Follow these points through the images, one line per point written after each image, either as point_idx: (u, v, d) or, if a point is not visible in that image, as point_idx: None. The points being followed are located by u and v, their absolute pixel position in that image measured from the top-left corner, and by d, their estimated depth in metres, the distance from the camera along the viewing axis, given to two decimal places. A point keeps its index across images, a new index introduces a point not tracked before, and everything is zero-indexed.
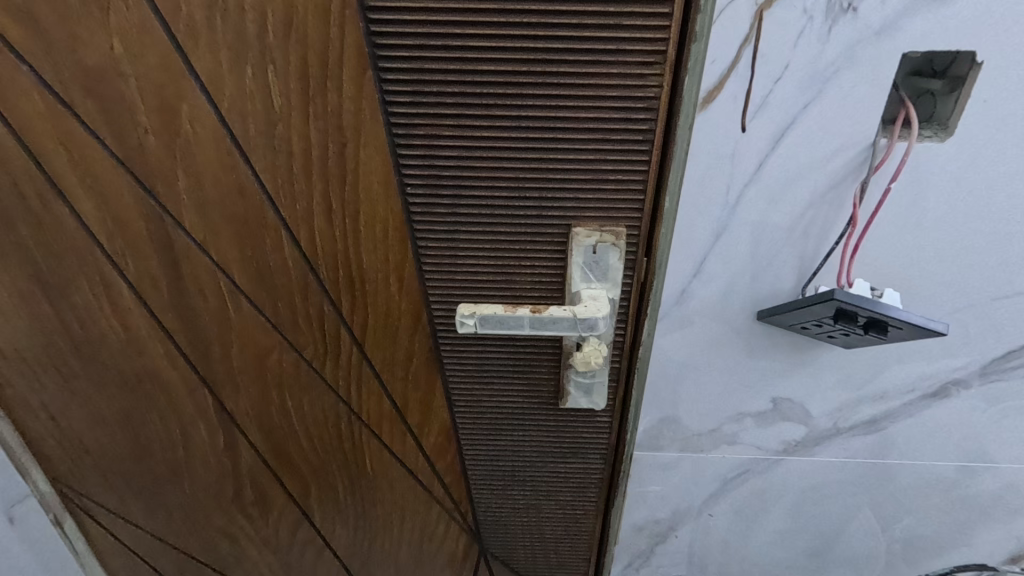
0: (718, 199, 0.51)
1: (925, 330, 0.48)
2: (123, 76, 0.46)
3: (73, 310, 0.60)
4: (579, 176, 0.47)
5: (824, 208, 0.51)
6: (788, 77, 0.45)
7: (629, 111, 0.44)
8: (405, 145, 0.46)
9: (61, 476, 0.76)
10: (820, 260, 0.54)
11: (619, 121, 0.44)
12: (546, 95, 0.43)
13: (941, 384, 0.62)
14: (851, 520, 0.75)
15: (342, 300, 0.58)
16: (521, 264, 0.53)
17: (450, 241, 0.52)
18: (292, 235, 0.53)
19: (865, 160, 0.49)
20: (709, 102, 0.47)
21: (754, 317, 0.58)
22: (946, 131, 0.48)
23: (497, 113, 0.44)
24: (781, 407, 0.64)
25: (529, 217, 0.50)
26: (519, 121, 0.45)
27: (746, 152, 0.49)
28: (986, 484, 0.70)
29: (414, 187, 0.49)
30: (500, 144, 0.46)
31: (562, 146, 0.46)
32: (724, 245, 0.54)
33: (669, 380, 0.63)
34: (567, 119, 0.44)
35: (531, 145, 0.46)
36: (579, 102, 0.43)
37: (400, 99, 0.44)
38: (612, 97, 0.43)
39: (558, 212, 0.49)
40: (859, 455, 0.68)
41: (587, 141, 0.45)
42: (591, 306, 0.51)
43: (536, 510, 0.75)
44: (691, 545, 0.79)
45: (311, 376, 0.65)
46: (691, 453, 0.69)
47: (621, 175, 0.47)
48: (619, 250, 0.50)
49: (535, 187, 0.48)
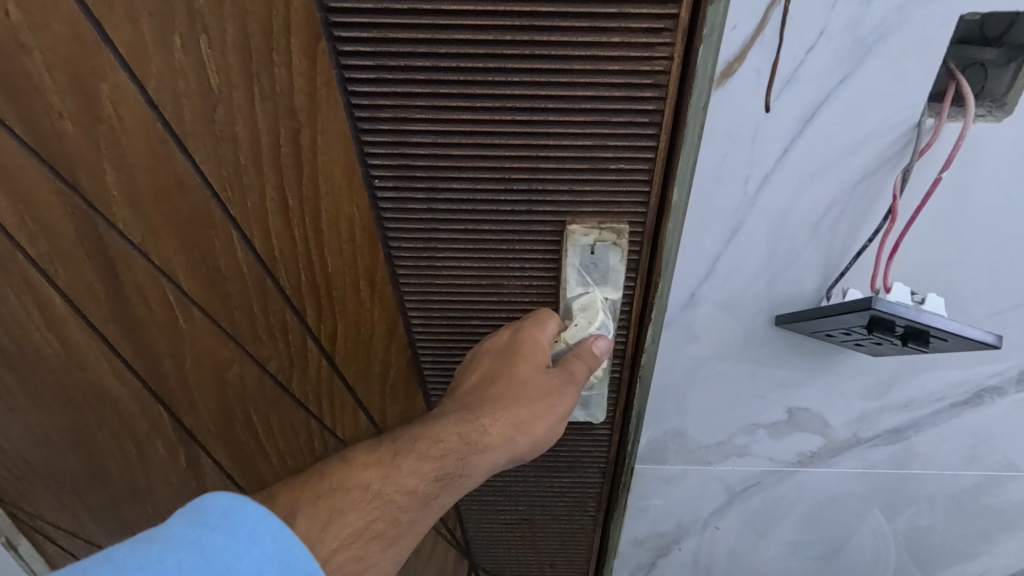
0: (737, 189, 0.44)
1: (974, 343, 0.42)
2: (25, 48, 0.38)
3: (1, 323, 0.53)
4: (575, 166, 0.40)
5: (857, 199, 0.44)
6: (823, 45, 0.38)
7: (633, 88, 0.37)
8: (370, 131, 0.39)
9: (11, 495, 0.70)
10: (850, 260, 0.47)
11: (622, 100, 0.37)
12: (532, 70, 0.36)
13: (974, 392, 0.56)
14: (867, 530, 0.70)
15: (308, 310, 0.51)
16: (509, 267, 0.47)
17: (427, 241, 0.45)
18: (245, 237, 0.46)
19: (908, 143, 0.42)
20: (726, 77, 0.39)
21: (771, 322, 0.51)
22: (1004, 109, 0.41)
23: (476, 92, 0.37)
24: (796, 419, 0.58)
25: (518, 214, 0.43)
26: (503, 100, 0.37)
27: (768, 137, 0.42)
28: (1013, 494, 0.65)
29: (383, 181, 0.42)
30: (481, 128, 0.39)
31: (555, 131, 0.39)
32: (740, 243, 0.47)
33: (674, 390, 0.57)
34: (560, 98, 0.37)
35: (517, 128, 0.39)
36: (574, 77, 0.36)
37: (361, 77, 0.36)
38: (613, 72, 0.36)
39: (550, 208, 0.43)
40: (878, 466, 0.63)
41: (584, 123, 0.38)
42: (582, 321, 0.46)
43: (531, 524, 0.72)
44: (696, 557, 0.74)
45: (277, 391, 0.59)
46: (696, 465, 0.63)
47: (623, 164, 0.40)
48: (620, 251, 0.44)
49: (523, 180, 0.41)
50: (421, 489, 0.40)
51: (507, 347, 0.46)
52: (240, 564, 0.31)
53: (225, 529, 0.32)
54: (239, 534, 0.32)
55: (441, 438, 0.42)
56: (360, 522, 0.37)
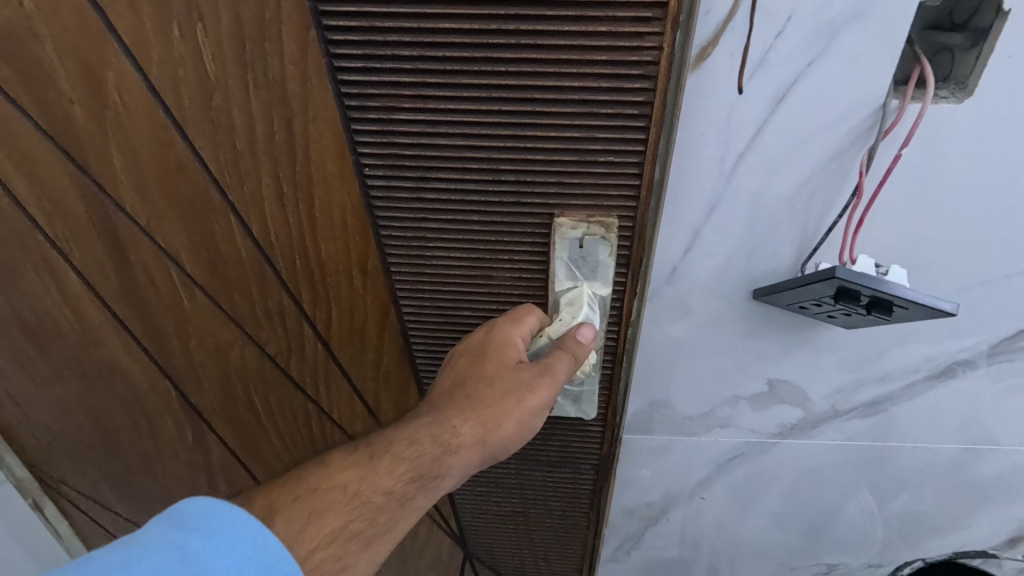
0: (714, 167, 0.47)
1: (934, 311, 0.44)
2: (38, 38, 0.41)
3: (21, 298, 0.57)
4: (563, 157, 0.43)
5: (827, 180, 0.47)
6: (791, 31, 0.41)
7: (622, 78, 0.39)
8: (360, 119, 0.42)
9: (36, 462, 0.75)
10: (821, 237, 0.50)
11: (609, 92, 0.39)
12: (524, 60, 0.38)
13: (946, 365, 0.59)
14: (854, 505, 0.74)
15: (303, 293, 0.54)
16: (497, 255, 0.50)
17: (416, 228, 0.49)
18: (243, 221, 0.49)
19: (875, 124, 0.44)
20: (701, 61, 0.42)
21: (750, 295, 0.54)
22: (965, 91, 0.44)
23: (464, 82, 0.40)
24: (777, 390, 0.61)
25: (506, 203, 0.46)
26: (491, 91, 0.40)
27: (742, 117, 0.45)
28: (991, 466, 0.68)
29: (373, 168, 0.45)
30: (470, 117, 0.42)
31: (542, 122, 0.41)
32: (718, 220, 0.50)
33: (659, 363, 0.60)
34: (548, 90, 0.40)
35: (504, 118, 0.41)
36: (561, 69, 0.39)
37: (353, 66, 0.40)
38: (601, 63, 0.38)
39: (539, 199, 0.46)
40: (857, 438, 0.66)
41: (572, 116, 0.41)
42: (567, 315, 0.49)
43: (526, 510, 0.76)
44: (683, 528, 0.77)
45: (276, 373, 0.63)
46: (682, 437, 0.66)
47: (611, 156, 0.43)
48: (610, 245, 0.47)
49: (510, 170, 0.44)
50: (398, 489, 0.43)
51: (478, 350, 0.50)
52: (218, 562, 0.34)
53: (201, 531, 0.35)
54: (217, 535, 0.35)
55: (416, 442, 0.45)
56: (338, 523, 0.41)
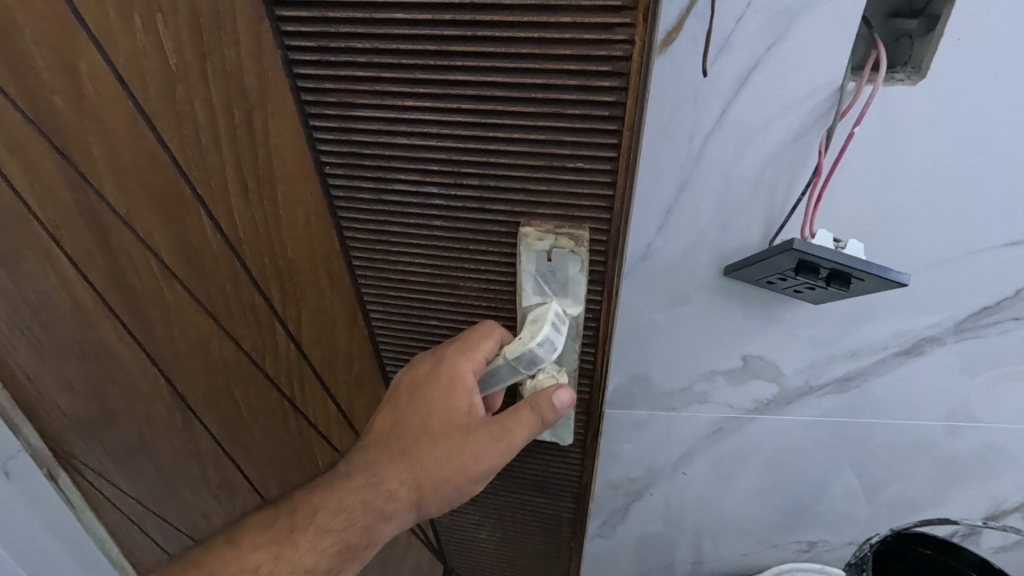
0: (683, 147, 0.50)
1: (889, 281, 0.47)
2: None
3: None
4: (528, 161, 0.41)
5: (788, 159, 0.50)
6: (751, 15, 0.43)
7: (590, 76, 0.36)
8: (318, 116, 0.43)
9: None
10: (787, 215, 0.53)
11: (577, 90, 0.37)
12: (482, 60, 0.36)
13: (914, 341, 0.61)
14: (837, 486, 0.77)
15: (274, 300, 0.53)
16: (464, 257, 0.50)
17: (378, 227, 0.49)
18: (206, 216, 0.47)
19: (832, 105, 0.47)
20: (667, 44, 0.45)
21: (721, 271, 0.57)
22: (919, 74, 0.46)
23: (422, 79, 0.39)
24: (751, 365, 0.64)
25: (469, 208, 0.45)
26: (451, 87, 0.39)
27: (707, 98, 0.47)
28: (963, 443, 0.70)
29: (332, 166, 0.46)
30: (430, 115, 0.40)
31: (506, 124, 0.39)
32: (689, 198, 0.53)
33: (637, 339, 0.63)
34: (512, 88, 0.37)
35: (466, 118, 0.40)
36: (524, 63, 0.36)
37: (306, 60, 0.40)
38: (566, 56, 0.35)
39: (506, 206, 0.44)
40: (832, 413, 0.68)
41: (539, 116, 0.39)
42: (527, 334, 0.47)
43: (516, 530, 0.81)
44: (666, 503, 0.80)
45: (251, 374, 0.61)
46: (662, 411, 0.69)
47: (579, 163, 0.40)
48: (580, 258, 0.44)
49: (473, 173, 0.43)
50: (319, 561, 0.51)
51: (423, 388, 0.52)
52: None
53: None
54: None
55: (334, 523, 0.52)
56: None
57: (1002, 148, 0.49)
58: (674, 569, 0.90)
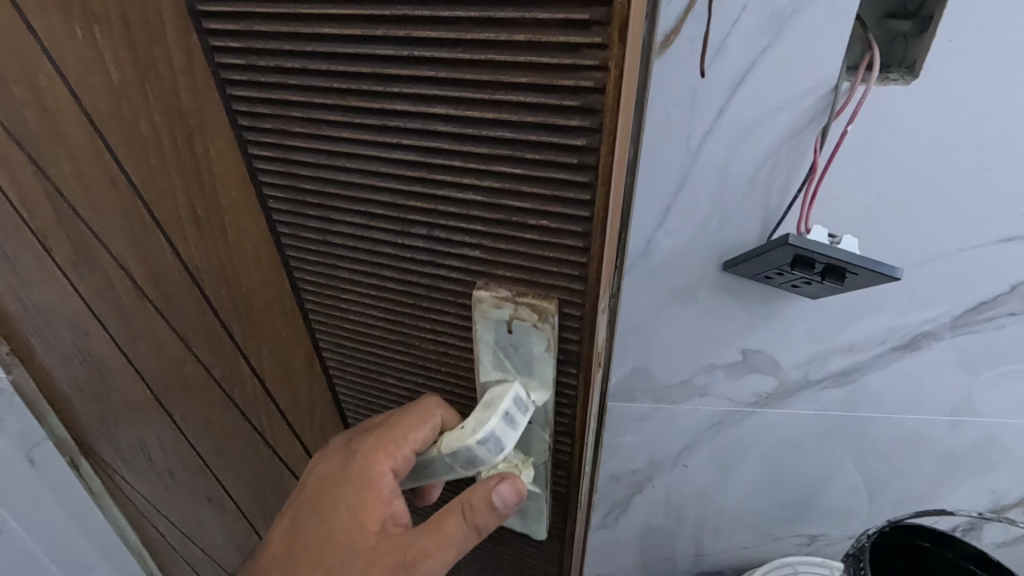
0: (682, 146, 0.52)
1: (881, 275, 0.48)
2: None
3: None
4: (480, 212, 0.39)
5: (784, 158, 0.51)
6: (747, 19, 0.45)
7: (556, 114, 0.32)
8: (256, 143, 0.43)
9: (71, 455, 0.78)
10: (783, 212, 0.54)
11: (541, 136, 0.33)
12: (420, 96, 0.35)
13: (912, 336, 0.62)
14: (839, 479, 0.78)
15: (231, 317, 0.55)
16: (416, 301, 0.48)
17: (320, 255, 0.49)
18: (170, 241, 0.48)
19: (827, 106, 0.48)
20: (666, 46, 0.47)
21: (719, 267, 0.58)
22: (913, 73, 0.48)
23: (360, 112, 0.37)
24: (750, 359, 0.65)
25: (417, 251, 0.43)
26: (398, 123, 0.37)
27: (704, 98, 0.49)
28: (962, 436, 0.71)
29: (272, 192, 0.46)
30: (372, 151, 0.39)
31: (454, 168, 0.37)
32: (687, 195, 0.54)
33: (638, 333, 0.64)
34: (466, 131, 0.35)
35: (412, 160, 0.38)
36: (479, 102, 0.34)
37: (239, 84, 0.40)
38: (525, 95, 0.32)
39: (458, 256, 0.42)
40: (831, 407, 0.70)
41: (501, 163, 0.36)
42: (473, 422, 0.44)
43: None
44: (667, 495, 0.81)
45: (220, 393, 0.62)
46: (663, 404, 0.71)
47: (534, 218, 0.37)
48: (544, 331, 0.41)
49: (419, 218, 0.41)
50: None
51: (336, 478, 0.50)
52: None
53: None
54: None
55: None
56: None
57: (993, 145, 0.50)
58: (677, 562, 0.91)
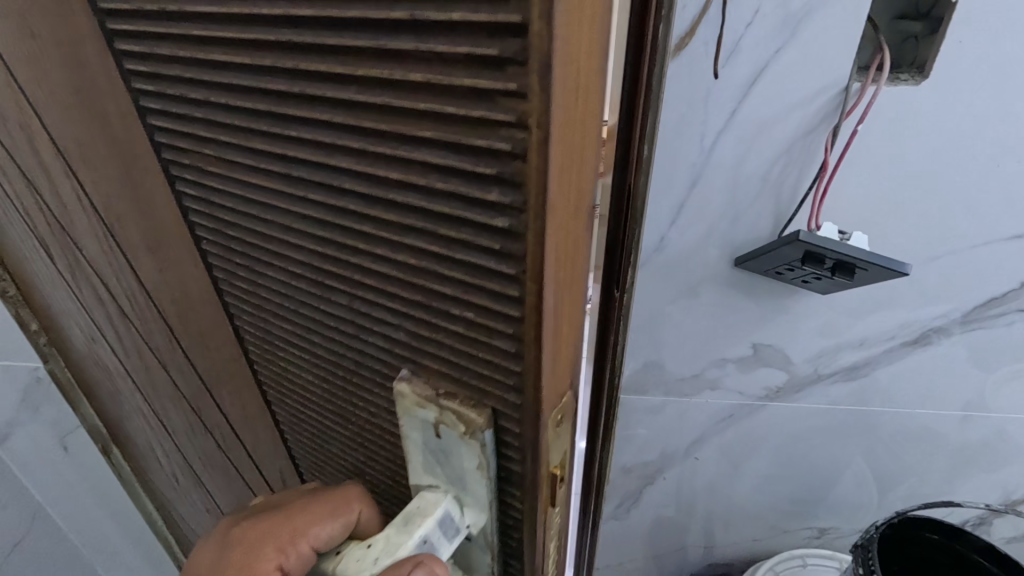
0: (695, 146, 0.53)
1: (890, 271, 0.50)
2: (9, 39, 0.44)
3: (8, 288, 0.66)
4: (397, 270, 0.37)
5: (795, 157, 0.53)
6: (760, 22, 0.46)
7: (466, 184, 0.30)
8: (195, 172, 0.46)
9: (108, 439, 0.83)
10: (795, 209, 0.55)
11: (451, 203, 0.32)
12: (332, 147, 0.35)
13: (922, 332, 0.63)
14: (849, 473, 0.80)
15: (191, 342, 0.61)
16: (346, 343, 0.47)
17: (258, 287, 0.50)
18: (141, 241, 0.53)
19: (837, 106, 0.50)
20: (681, 48, 0.48)
21: (731, 263, 0.60)
22: (922, 74, 0.49)
23: (280, 156, 0.38)
24: (761, 354, 0.67)
25: (342, 294, 0.43)
26: (315, 170, 0.37)
27: (718, 100, 0.50)
28: (972, 432, 0.72)
29: (211, 221, 0.48)
30: (293, 194, 0.40)
31: (368, 220, 0.36)
32: (700, 193, 0.56)
33: (650, 328, 0.66)
34: (381, 187, 0.34)
35: (329, 207, 0.38)
36: (392, 159, 0.32)
37: (168, 115, 0.43)
38: (437, 164, 0.31)
39: (381, 306, 0.41)
40: (841, 401, 0.71)
41: (416, 224, 0.34)
42: (389, 540, 0.46)
43: None
44: (678, 487, 0.83)
45: (191, 390, 0.66)
46: (675, 398, 0.72)
47: (449, 282, 0.35)
48: (472, 443, 0.41)
49: (342, 263, 0.41)
50: None
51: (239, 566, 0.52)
52: None
53: None
54: None
55: None
56: None
57: (1003, 144, 0.51)
58: (687, 553, 0.93)
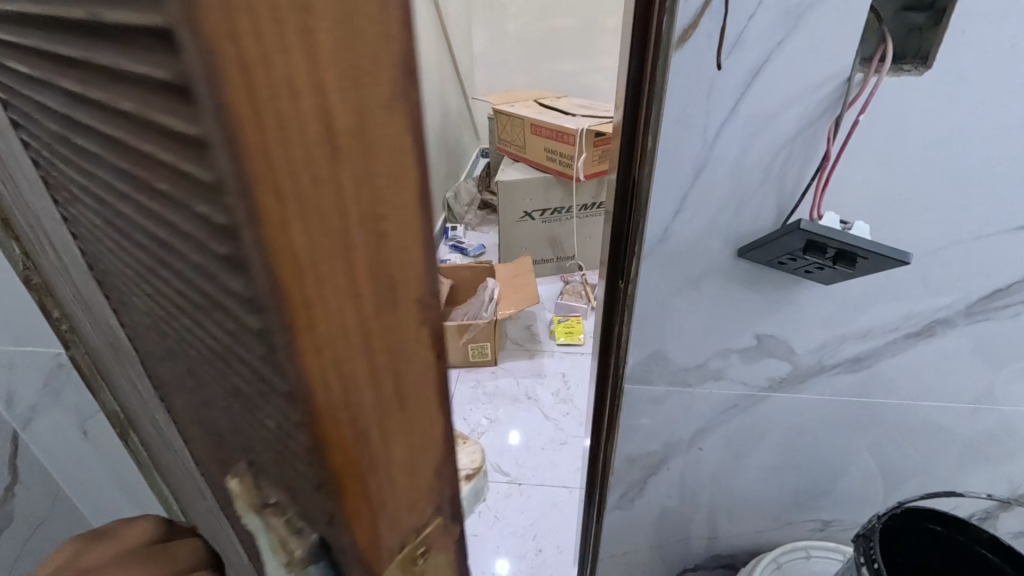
0: (698, 137, 0.54)
1: (892, 259, 0.49)
2: None
3: None
4: (180, 335, 0.25)
5: (797, 147, 0.53)
6: (762, 13, 0.47)
7: (186, 229, 0.18)
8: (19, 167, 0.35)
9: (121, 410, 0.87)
10: (798, 198, 0.56)
11: (186, 255, 0.19)
12: (71, 147, 0.22)
13: (926, 323, 0.64)
14: (854, 465, 0.80)
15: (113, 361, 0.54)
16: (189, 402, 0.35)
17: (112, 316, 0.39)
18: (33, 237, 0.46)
19: (840, 96, 0.50)
20: (684, 40, 0.49)
21: (734, 253, 0.60)
22: (926, 64, 0.49)
23: (50, 150, 0.27)
24: (765, 344, 0.67)
25: (160, 345, 0.31)
26: (75, 174, 0.25)
27: (720, 91, 0.51)
28: (977, 425, 0.72)
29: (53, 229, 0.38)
30: (79, 204, 0.28)
31: (135, 258, 0.24)
32: (703, 183, 0.57)
33: (654, 318, 0.67)
34: (121, 213, 0.22)
35: (105, 233, 0.26)
36: (120, 170, 0.20)
37: None
38: (151, 190, 0.18)
39: (188, 371, 0.29)
40: (845, 392, 0.71)
41: (169, 275, 0.22)
42: None
43: None
44: (682, 477, 0.84)
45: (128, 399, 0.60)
46: (679, 387, 0.73)
47: (227, 365, 0.23)
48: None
49: (141, 308, 0.29)
50: None
51: None
52: None
53: None
54: None
55: None
56: None
57: (1008, 134, 0.51)
58: (691, 543, 0.93)
